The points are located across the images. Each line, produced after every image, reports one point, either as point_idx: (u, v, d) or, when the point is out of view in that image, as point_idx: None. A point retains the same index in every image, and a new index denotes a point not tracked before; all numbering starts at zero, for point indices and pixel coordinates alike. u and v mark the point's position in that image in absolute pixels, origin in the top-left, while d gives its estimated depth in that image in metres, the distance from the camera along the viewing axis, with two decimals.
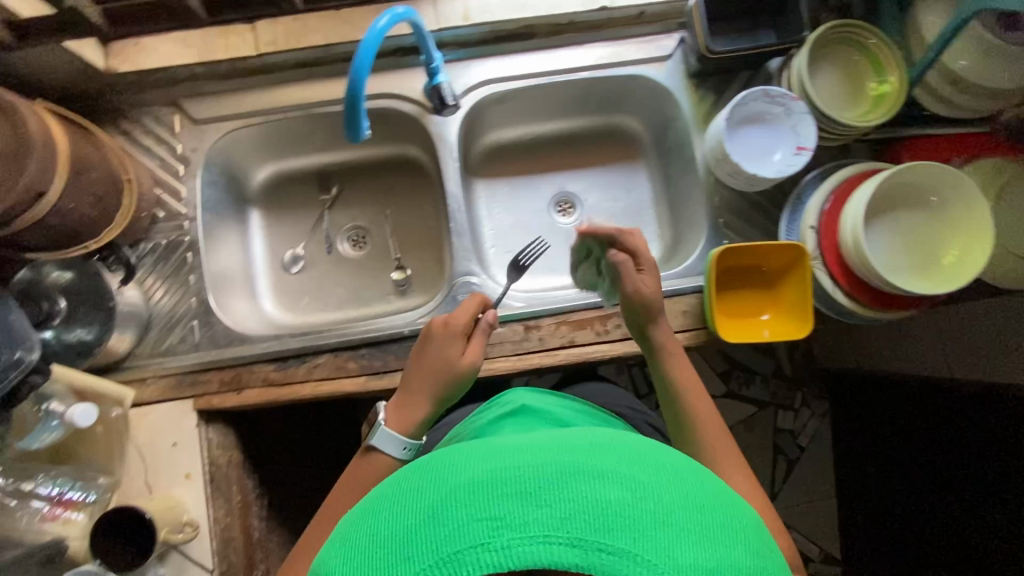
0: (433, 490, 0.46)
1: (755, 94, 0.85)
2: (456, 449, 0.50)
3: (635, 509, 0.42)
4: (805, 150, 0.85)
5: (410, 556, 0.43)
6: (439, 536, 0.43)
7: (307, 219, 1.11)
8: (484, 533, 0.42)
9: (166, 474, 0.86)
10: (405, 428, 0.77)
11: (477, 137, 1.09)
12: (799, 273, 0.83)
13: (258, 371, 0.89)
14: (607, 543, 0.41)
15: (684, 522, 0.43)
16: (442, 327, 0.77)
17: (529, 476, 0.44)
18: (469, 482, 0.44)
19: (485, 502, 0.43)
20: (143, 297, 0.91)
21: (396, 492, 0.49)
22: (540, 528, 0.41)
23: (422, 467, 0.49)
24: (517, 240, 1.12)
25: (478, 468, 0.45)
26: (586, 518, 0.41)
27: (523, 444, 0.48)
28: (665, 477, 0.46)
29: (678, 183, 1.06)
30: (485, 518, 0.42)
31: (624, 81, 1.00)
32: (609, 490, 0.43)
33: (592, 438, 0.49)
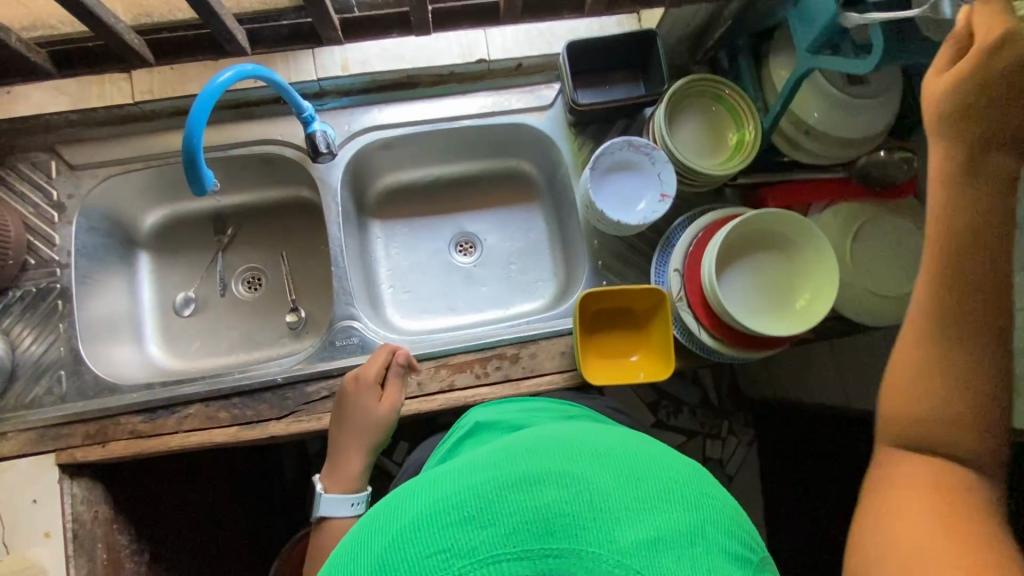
0: (376, 537, 0.43)
1: (618, 143, 0.90)
2: (399, 491, 0.48)
3: (574, 505, 0.41)
4: (667, 198, 0.89)
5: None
6: None
7: (200, 262, 1.11)
8: (435, 567, 0.39)
9: (24, 533, 0.83)
10: (350, 487, 0.80)
11: (371, 179, 1.12)
12: (663, 315, 0.86)
13: (125, 423, 0.87)
14: (551, 548, 0.40)
15: (623, 499, 0.42)
16: (354, 384, 0.82)
17: (468, 499, 0.42)
18: (411, 519, 0.43)
19: (428, 538, 0.41)
20: (8, 347, 0.88)
21: (341, 550, 0.46)
22: (487, 550, 0.39)
23: (365, 519, 0.47)
24: (416, 280, 1.13)
25: (417, 504, 0.44)
26: (528, 526, 0.40)
27: (459, 469, 0.46)
28: (603, 461, 0.45)
29: (568, 225, 1.09)
30: (433, 552, 0.40)
31: (508, 128, 1.04)
32: (548, 493, 0.42)
33: (526, 444, 0.48)
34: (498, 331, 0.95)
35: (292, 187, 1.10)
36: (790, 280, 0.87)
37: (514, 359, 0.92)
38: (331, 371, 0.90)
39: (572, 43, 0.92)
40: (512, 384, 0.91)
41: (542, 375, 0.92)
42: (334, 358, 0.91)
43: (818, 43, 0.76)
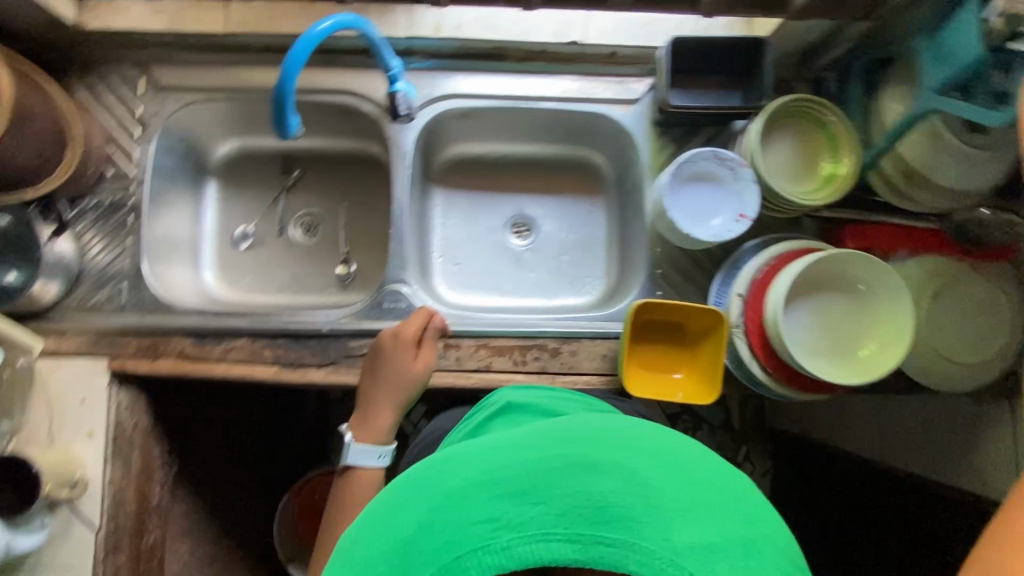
0: (433, 496, 0.52)
1: (704, 153, 0.86)
2: (457, 454, 0.55)
3: (624, 500, 0.48)
4: (745, 219, 0.86)
5: (426, 556, 0.49)
6: (448, 538, 0.49)
7: (263, 199, 1.12)
8: (484, 535, 0.48)
9: (70, 428, 0.88)
10: (378, 439, 0.85)
11: (441, 146, 1.10)
12: (717, 339, 0.83)
13: (175, 343, 0.90)
14: (601, 534, 0.47)
15: (670, 500, 0.49)
16: (393, 340, 0.86)
17: (525, 478, 0.50)
18: (469, 482, 0.51)
19: (481, 506, 0.49)
20: (78, 251, 0.92)
21: (405, 498, 0.54)
22: (537, 526, 0.48)
23: (424, 474, 0.55)
24: (467, 254, 1.13)
25: (477, 471, 0.52)
26: (578, 511, 0.48)
27: (515, 446, 0.53)
28: (649, 462, 0.52)
29: (630, 226, 1.06)
30: (487, 522, 0.48)
31: (590, 118, 1.01)
32: (598, 484, 0.49)
33: (579, 429, 0.55)
34: (543, 322, 0.94)
35: (363, 140, 1.10)
36: (857, 327, 0.83)
37: (554, 352, 0.92)
38: (374, 331, 0.91)
39: (677, 40, 0.87)
40: (548, 377, 0.91)
41: (579, 374, 0.91)
42: (379, 319, 0.92)
43: (946, 82, 0.69)
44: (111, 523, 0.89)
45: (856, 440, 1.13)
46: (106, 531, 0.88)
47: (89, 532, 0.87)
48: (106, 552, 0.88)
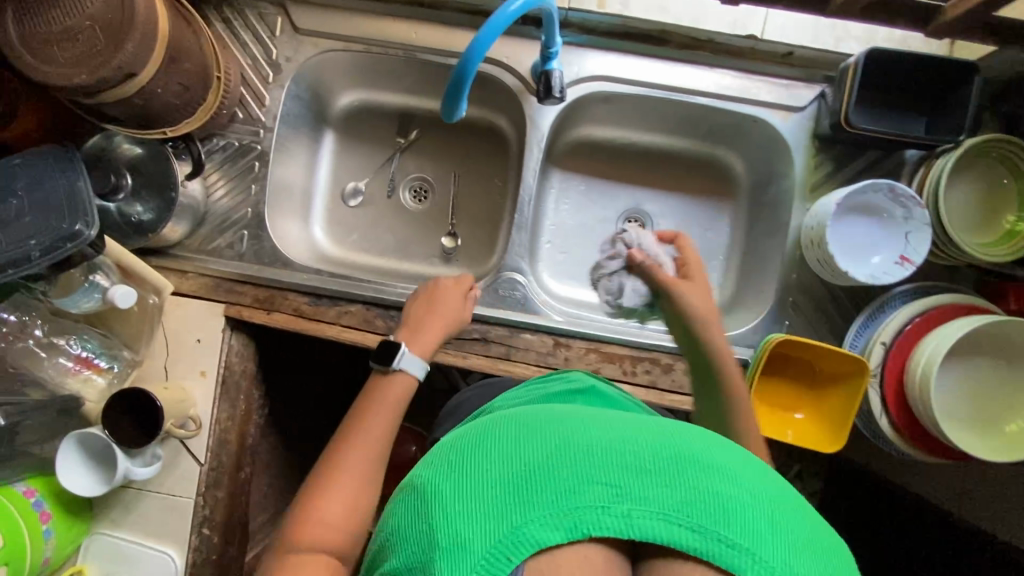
0: (543, 441, 0.45)
1: (881, 186, 0.78)
2: (560, 413, 0.49)
3: (754, 509, 0.41)
4: (908, 264, 0.79)
5: (529, 503, 0.41)
6: (557, 489, 0.41)
7: (377, 157, 1.09)
8: (604, 497, 0.41)
9: (183, 366, 0.90)
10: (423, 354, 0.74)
11: (569, 126, 1.04)
12: (853, 389, 0.78)
13: (291, 299, 0.90)
14: (725, 534, 0.40)
15: (798, 531, 0.41)
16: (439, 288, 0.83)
17: (647, 454, 0.43)
18: (586, 444, 0.44)
19: (601, 467, 0.42)
20: (204, 192, 0.91)
21: (496, 432, 0.47)
22: (660, 504, 0.41)
23: (521, 420, 0.48)
24: (576, 243, 1.08)
25: (587, 433, 0.45)
26: (705, 506, 0.41)
27: (630, 424, 0.47)
28: (783, 494, 0.44)
29: (758, 242, 1.00)
30: (605, 483, 0.41)
31: (742, 119, 0.93)
32: (725, 486, 0.42)
33: (697, 432, 0.48)
34: (658, 334, 0.91)
35: (489, 111, 1.05)
36: (1005, 399, 0.77)
37: (667, 368, 0.88)
38: (487, 317, 0.89)
39: (874, 50, 0.77)
40: (658, 392, 0.87)
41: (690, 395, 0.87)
42: (492, 306, 0.90)
43: None
44: (214, 460, 0.92)
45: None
46: (209, 467, 0.91)
47: (194, 465, 0.91)
48: (207, 486, 0.92)
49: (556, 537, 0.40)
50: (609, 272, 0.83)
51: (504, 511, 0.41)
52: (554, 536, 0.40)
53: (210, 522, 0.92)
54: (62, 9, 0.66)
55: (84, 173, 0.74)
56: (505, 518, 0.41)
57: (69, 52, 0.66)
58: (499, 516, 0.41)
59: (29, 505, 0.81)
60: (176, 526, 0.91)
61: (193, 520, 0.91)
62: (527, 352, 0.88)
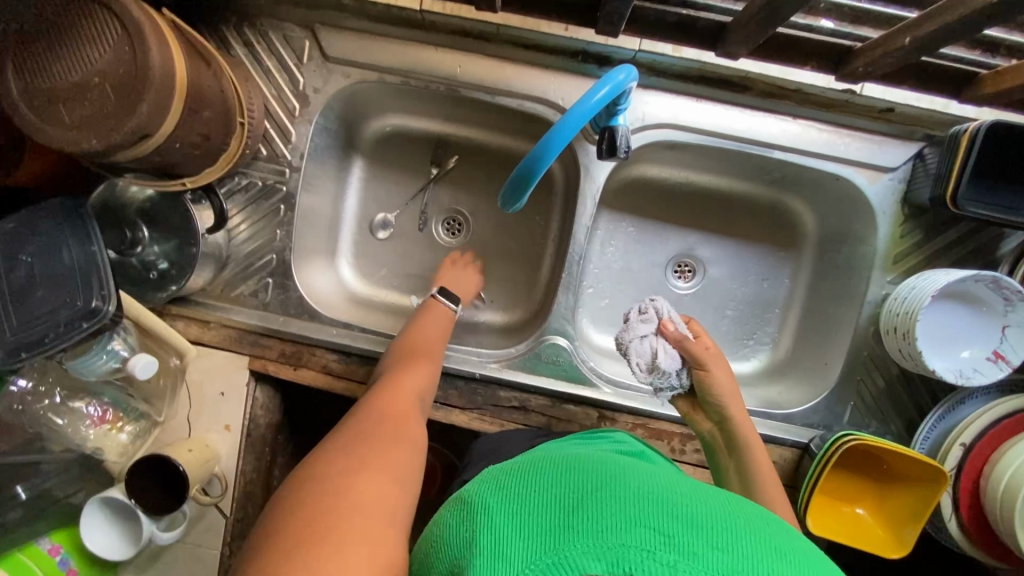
0: (597, 477, 0.42)
1: (984, 279, 0.69)
2: (617, 462, 0.47)
3: None
4: (1003, 362, 0.71)
5: (570, 528, 0.38)
6: (604, 520, 0.38)
7: (409, 187, 1.01)
8: (653, 541, 0.37)
9: (207, 419, 0.86)
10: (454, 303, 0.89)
11: (621, 167, 0.94)
12: (925, 494, 0.72)
13: (320, 356, 0.85)
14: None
15: None
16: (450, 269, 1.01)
17: (704, 513, 0.40)
18: (640, 489, 0.41)
19: (656, 515, 0.38)
20: (225, 236, 0.84)
21: (550, 462, 0.46)
22: (717, 566, 0.36)
23: (576, 458, 0.46)
24: (619, 288, 1.01)
25: (643, 482, 0.42)
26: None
27: (689, 487, 0.44)
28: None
29: (823, 304, 0.92)
30: (657, 529, 0.37)
31: (822, 176, 0.83)
32: (786, 569, 0.38)
33: (761, 514, 0.44)
34: None
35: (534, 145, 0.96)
36: None
37: None
38: (529, 385, 0.83)
39: (1001, 122, 0.66)
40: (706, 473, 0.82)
41: None
42: (534, 372, 0.84)
43: None
44: (240, 512, 0.89)
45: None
46: (236, 521, 0.88)
47: (219, 518, 0.88)
48: (232, 539, 0.89)
49: (595, 570, 0.36)
50: (636, 335, 0.74)
51: (546, 535, 0.38)
52: (593, 568, 0.36)
53: None
54: (69, 62, 0.57)
55: (99, 238, 0.66)
56: (546, 541, 0.38)
57: (78, 113, 0.58)
58: (540, 539, 0.38)
59: (55, 564, 0.78)
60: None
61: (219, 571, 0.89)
62: (569, 423, 0.83)
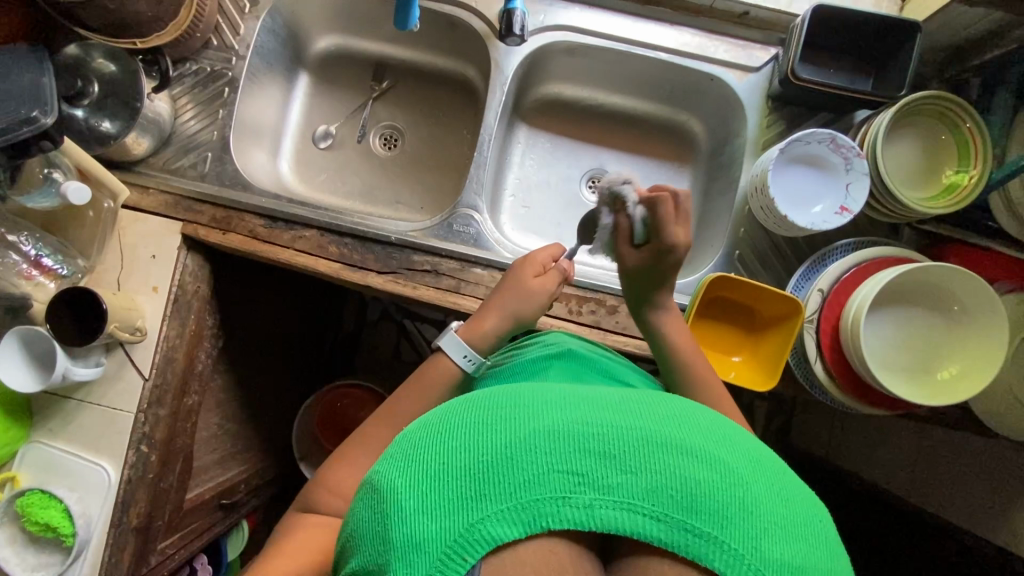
0: (503, 429, 0.45)
1: (821, 135, 0.81)
2: (524, 392, 0.49)
3: (723, 493, 0.42)
4: (847, 213, 0.80)
5: (485, 497, 0.42)
6: (518, 478, 0.42)
7: (350, 103, 1.13)
8: (566, 487, 0.42)
9: (137, 279, 0.91)
10: (472, 341, 0.78)
11: (537, 83, 1.06)
12: (785, 330, 0.79)
13: (247, 221, 0.92)
14: (695, 526, 0.41)
15: (770, 505, 0.43)
16: (535, 257, 0.84)
17: (613, 439, 0.44)
18: (548, 428, 0.44)
19: (565, 456, 0.43)
20: (172, 112, 0.93)
21: (456, 418, 0.47)
22: (625, 494, 0.42)
23: (481, 404, 0.48)
24: (538, 197, 1.09)
25: (552, 417, 0.45)
26: (672, 497, 0.42)
27: (597, 404, 0.47)
28: (757, 468, 0.45)
29: (714, 201, 1.01)
30: (567, 472, 0.42)
31: (700, 79, 0.96)
32: (697, 470, 0.43)
33: (666, 404, 0.48)
34: (605, 278, 0.92)
35: (460, 62, 1.08)
36: (945, 344, 0.78)
37: (611, 310, 0.89)
38: (440, 250, 0.91)
39: (821, 8, 0.81)
40: (600, 333, 0.88)
41: (633, 337, 0.88)
42: (445, 239, 0.92)
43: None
44: (158, 376, 0.92)
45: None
46: (152, 382, 0.91)
47: (138, 379, 0.91)
48: (150, 402, 0.92)
49: (514, 533, 0.41)
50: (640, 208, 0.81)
51: (458, 508, 0.42)
52: (512, 532, 0.41)
53: (149, 439, 0.92)
54: None
55: (49, 71, 0.77)
56: (462, 513, 0.41)
57: None
58: (455, 513, 0.42)
59: None
60: (113, 440, 0.91)
61: (132, 436, 0.91)
62: (476, 286, 0.90)
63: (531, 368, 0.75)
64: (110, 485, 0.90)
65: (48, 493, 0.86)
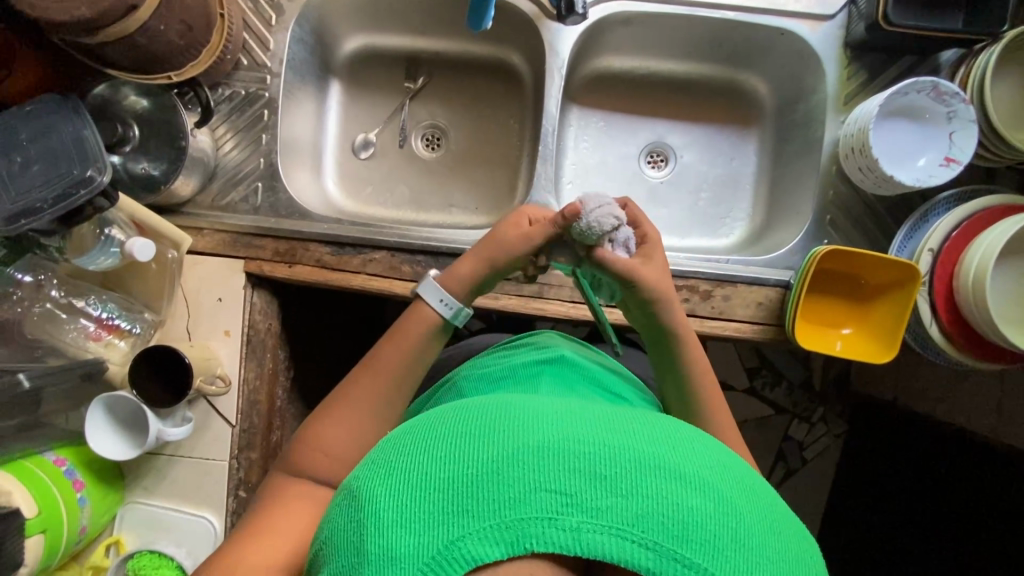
0: (493, 443, 0.41)
1: (923, 85, 0.75)
2: (517, 402, 0.46)
3: (716, 524, 0.38)
4: (954, 164, 0.76)
5: (465, 515, 0.39)
6: (501, 498, 0.39)
7: (387, 105, 1.06)
8: (552, 507, 0.38)
9: (206, 326, 0.87)
10: (450, 286, 0.74)
11: (586, 58, 1.00)
12: (901, 295, 0.75)
13: (313, 250, 0.87)
14: (684, 556, 0.37)
15: (763, 545, 0.39)
16: (527, 213, 0.75)
17: (607, 458, 0.40)
18: (539, 443, 0.40)
19: (552, 473, 0.39)
20: (213, 144, 0.88)
21: (443, 427, 0.45)
22: (614, 518, 0.38)
23: (470, 415, 0.45)
24: (598, 181, 1.04)
25: (544, 430, 0.42)
26: (664, 523, 0.38)
27: (592, 418, 0.44)
28: (752, 497, 0.42)
29: (788, 164, 0.96)
30: (555, 490, 0.38)
31: (768, 34, 0.90)
32: (691, 497, 0.39)
33: (664, 425, 0.45)
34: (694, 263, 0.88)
35: (502, 47, 1.02)
36: None
37: (706, 295, 0.83)
38: None
39: None
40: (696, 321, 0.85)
41: (731, 321, 0.83)
42: None
43: None
44: (245, 421, 0.89)
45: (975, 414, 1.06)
46: (240, 428, 0.89)
47: (226, 427, 0.89)
48: (240, 448, 0.89)
49: (495, 554, 0.38)
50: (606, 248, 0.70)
51: (438, 524, 0.39)
52: (494, 551, 0.38)
53: (245, 484, 0.90)
54: None
55: (89, 121, 0.72)
56: (441, 529, 0.39)
57: None
58: (434, 529, 0.39)
59: (61, 473, 0.80)
60: (210, 490, 0.89)
61: (229, 483, 0.89)
62: (560, 289, 0.87)
63: (521, 373, 0.73)
64: (215, 536, 0.88)
65: (158, 553, 0.85)
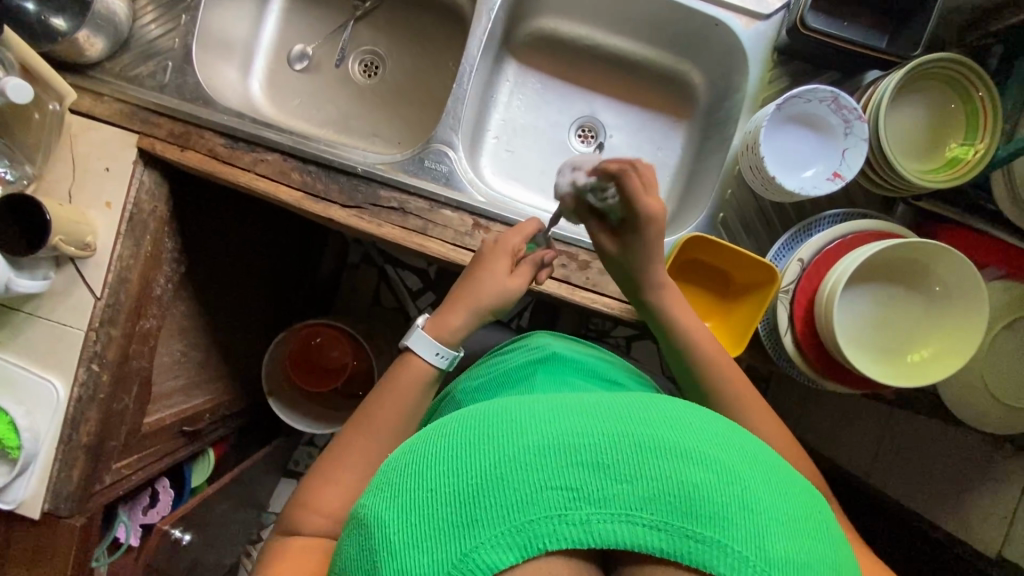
0: (495, 446, 0.42)
1: (823, 93, 0.75)
2: (511, 404, 0.46)
3: (722, 496, 0.40)
4: (839, 179, 0.75)
5: (474, 522, 0.39)
6: (509, 501, 0.39)
7: (330, 21, 1.05)
8: (561, 504, 0.39)
9: (89, 193, 0.86)
10: (440, 337, 0.72)
11: (531, 15, 0.99)
12: (759, 296, 0.75)
13: (207, 139, 0.87)
14: (696, 531, 0.39)
15: (768, 502, 0.41)
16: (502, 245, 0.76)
17: (606, 447, 0.41)
18: (539, 443, 0.41)
19: (555, 471, 0.40)
20: (129, 13, 0.87)
21: (444, 439, 0.45)
22: (622, 503, 0.39)
23: (468, 421, 0.45)
24: (523, 141, 1.03)
25: (540, 430, 0.42)
26: (670, 503, 0.39)
27: (584, 410, 0.45)
28: (750, 460, 0.43)
29: (705, 159, 0.96)
30: (563, 487, 0.39)
31: (704, 23, 0.89)
32: (692, 470, 0.40)
33: (654, 404, 0.46)
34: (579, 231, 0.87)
35: None
36: (926, 324, 0.74)
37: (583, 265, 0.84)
38: (408, 186, 0.86)
39: None
40: (568, 288, 0.84)
41: (603, 294, 0.83)
42: (414, 174, 0.87)
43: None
44: (111, 295, 0.89)
45: (847, 449, 1.06)
46: (104, 300, 0.88)
47: (88, 297, 0.88)
48: (100, 322, 0.89)
49: (509, 559, 0.39)
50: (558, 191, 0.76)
51: (451, 537, 0.39)
52: (508, 557, 0.39)
53: (100, 359, 0.90)
54: None
55: None
56: (456, 542, 0.39)
57: None
58: (449, 542, 0.39)
59: None
60: (63, 355, 0.89)
61: (82, 354, 0.89)
62: (445, 229, 0.85)
63: (514, 375, 0.73)
64: (59, 401, 0.89)
65: None
